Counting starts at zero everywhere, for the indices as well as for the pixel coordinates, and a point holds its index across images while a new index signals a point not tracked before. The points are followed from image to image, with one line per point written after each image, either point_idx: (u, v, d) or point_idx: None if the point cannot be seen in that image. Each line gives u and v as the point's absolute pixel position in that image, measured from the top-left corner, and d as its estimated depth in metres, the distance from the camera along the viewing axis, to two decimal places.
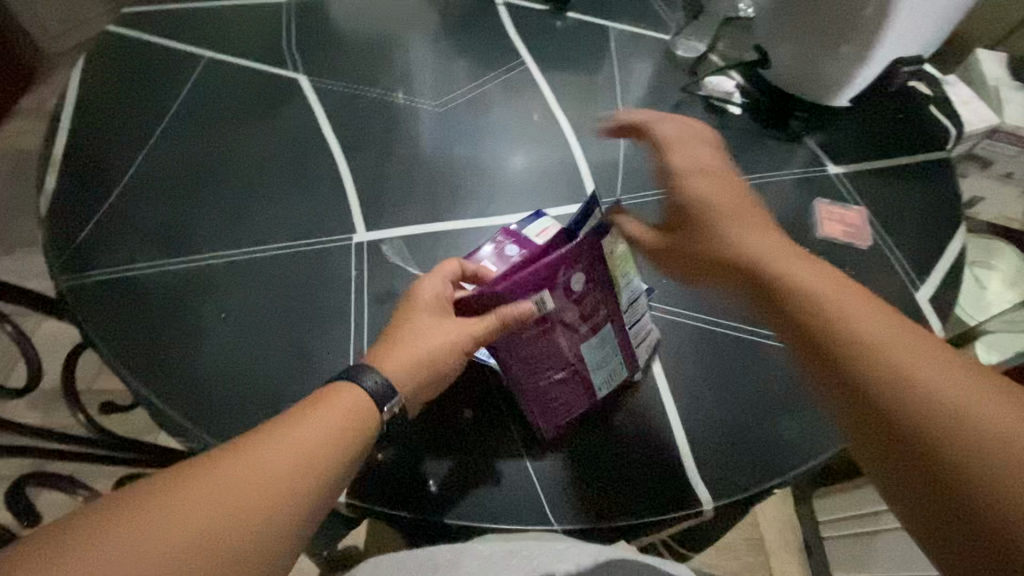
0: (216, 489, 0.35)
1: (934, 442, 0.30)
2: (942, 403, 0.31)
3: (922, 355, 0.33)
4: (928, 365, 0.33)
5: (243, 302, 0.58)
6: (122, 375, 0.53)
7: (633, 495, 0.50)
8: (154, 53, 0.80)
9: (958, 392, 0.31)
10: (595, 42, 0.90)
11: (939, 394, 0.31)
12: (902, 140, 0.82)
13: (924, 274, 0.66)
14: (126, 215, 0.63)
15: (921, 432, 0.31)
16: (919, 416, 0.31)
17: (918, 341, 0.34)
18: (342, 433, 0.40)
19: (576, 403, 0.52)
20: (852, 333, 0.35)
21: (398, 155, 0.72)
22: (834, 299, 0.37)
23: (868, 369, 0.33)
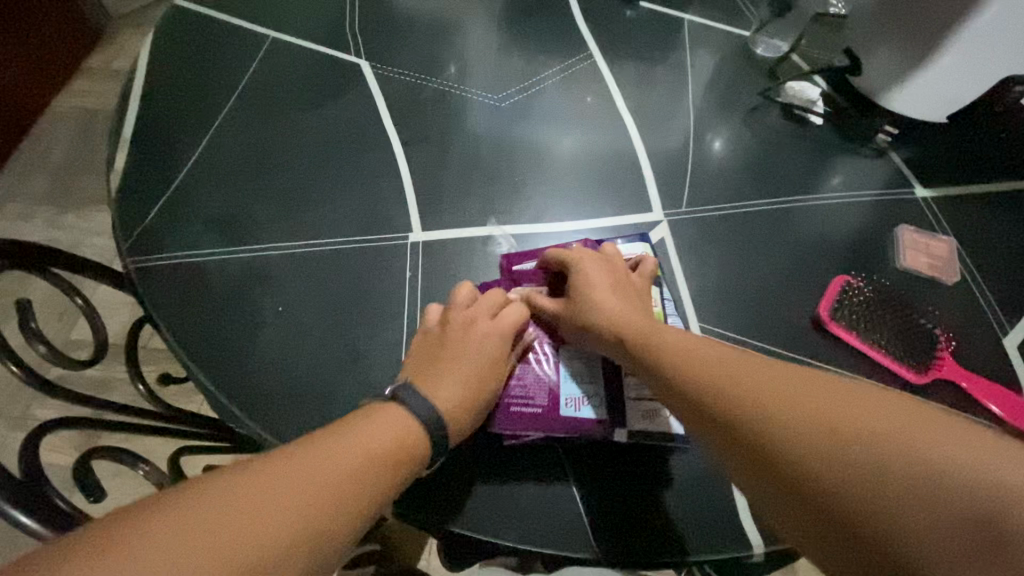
0: (255, 505, 0.33)
1: (811, 461, 0.34)
2: (857, 459, 0.32)
3: (825, 413, 0.35)
4: (835, 417, 0.34)
5: (299, 296, 0.58)
6: (182, 361, 0.55)
7: (675, 533, 0.49)
8: (221, 31, 0.80)
9: (862, 435, 0.33)
10: (667, 33, 0.85)
11: (852, 445, 0.33)
12: (998, 163, 0.75)
13: (1013, 319, 0.62)
14: (192, 199, 0.64)
15: (796, 461, 0.34)
16: (841, 476, 0.32)
17: (799, 383, 0.38)
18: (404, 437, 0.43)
19: (534, 397, 0.52)
20: (763, 414, 0.37)
21: (458, 149, 0.71)
22: (740, 377, 0.40)
23: (793, 452, 0.34)
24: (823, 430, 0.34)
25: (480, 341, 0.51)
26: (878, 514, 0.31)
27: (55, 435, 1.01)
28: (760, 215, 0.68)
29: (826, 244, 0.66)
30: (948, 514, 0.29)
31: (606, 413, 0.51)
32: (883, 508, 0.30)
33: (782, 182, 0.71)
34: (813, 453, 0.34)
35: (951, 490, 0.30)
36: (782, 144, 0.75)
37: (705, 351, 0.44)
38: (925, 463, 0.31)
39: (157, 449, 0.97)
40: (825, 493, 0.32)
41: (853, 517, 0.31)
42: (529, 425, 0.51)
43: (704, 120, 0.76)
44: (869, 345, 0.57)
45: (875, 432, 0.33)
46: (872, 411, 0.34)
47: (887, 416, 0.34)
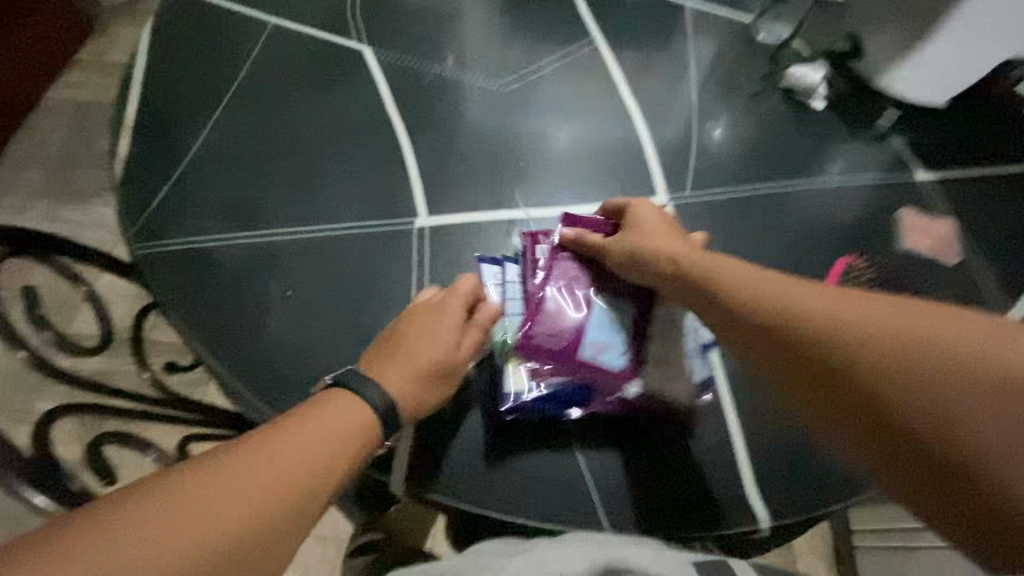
0: (199, 498, 0.36)
1: (868, 382, 0.38)
2: (954, 400, 0.36)
3: (874, 332, 0.39)
4: (937, 363, 0.37)
5: (306, 281, 0.59)
6: (191, 346, 0.55)
7: (677, 510, 0.50)
8: (220, 17, 0.79)
9: (960, 380, 0.36)
10: (669, 19, 0.85)
11: (947, 393, 0.36)
12: (998, 145, 0.76)
13: (1011, 298, 0.63)
14: (197, 185, 0.64)
15: (856, 385, 0.39)
16: (940, 426, 0.36)
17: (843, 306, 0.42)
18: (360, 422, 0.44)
19: (559, 333, 0.53)
20: (826, 347, 0.41)
21: (462, 134, 0.71)
22: (825, 322, 0.41)
23: (852, 375, 0.39)
24: (920, 381, 0.37)
25: (432, 327, 0.51)
26: (986, 460, 0.34)
27: (60, 425, 1.01)
28: (764, 199, 0.68)
29: (828, 226, 0.67)
30: (992, 406, 0.35)
31: (627, 364, 0.53)
32: (941, 411, 0.36)
33: (785, 166, 0.72)
34: (869, 375, 0.38)
35: (991, 385, 0.35)
36: (784, 128, 0.75)
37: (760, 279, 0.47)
38: (1016, 401, 0.35)
39: (161, 439, 0.98)
40: (930, 446, 0.36)
41: (915, 427, 0.36)
42: (552, 356, 0.53)
43: (706, 105, 0.77)
44: None
45: (971, 369, 0.36)
46: (963, 342, 0.37)
47: (972, 347, 0.37)
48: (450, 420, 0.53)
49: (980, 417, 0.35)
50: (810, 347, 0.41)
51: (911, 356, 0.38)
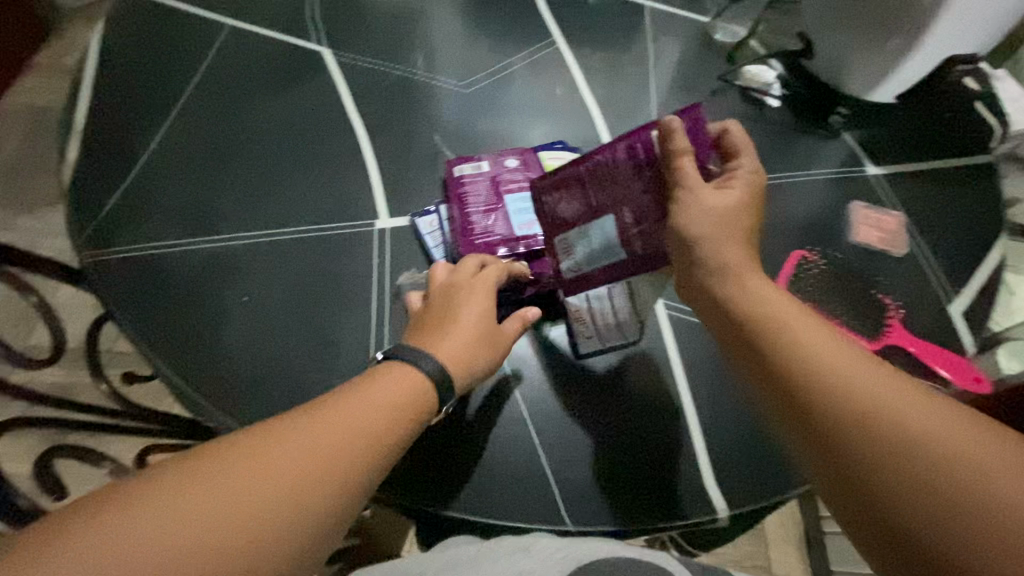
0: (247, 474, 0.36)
1: (874, 460, 0.34)
2: (918, 466, 0.33)
3: (899, 414, 0.35)
4: (917, 427, 0.34)
5: (264, 285, 0.58)
6: (147, 354, 0.54)
7: (636, 498, 0.51)
8: (175, 19, 0.78)
9: (921, 455, 0.34)
10: (629, 19, 0.86)
11: (915, 457, 0.33)
12: (944, 140, 0.79)
13: (958, 286, 0.65)
14: (150, 191, 0.63)
15: (860, 458, 0.35)
16: (898, 482, 0.33)
17: (874, 376, 0.37)
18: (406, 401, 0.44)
19: (553, 215, 0.54)
20: (844, 408, 0.36)
21: (423, 135, 0.71)
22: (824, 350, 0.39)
23: (862, 451, 0.35)
24: (895, 435, 0.34)
25: (473, 297, 0.51)
26: (930, 527, 0.32)
27: (16, 441, 0.98)
28: None
29: (784, 220, 0.68)
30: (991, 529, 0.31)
31: (569, 279, 0.55)
32: (935, 517, 0.32)
33: None
34: (876, 455, 0.34)
35: (1001, 510, 0.31)
36: (743, 126, 0.77)
37: (794, 320, 0.41)
38: (975, 486, 0.32)
39: (124, 451, 0.95)
40: (877, 492, 0.34)
41: (895, 519, 0.33)
42: (546, 222, 0.55)
43: (667, 104, 0.78)
44: (825, 316, 0.60)
45: (944, 445, 0.33)
46: (948, 420, 0.35)
47: (958, 431, 0.34)
48: None
49: (974, 535, 0.31)
50: (797, 385, 0.38)
51: (925, 460, 0.33)
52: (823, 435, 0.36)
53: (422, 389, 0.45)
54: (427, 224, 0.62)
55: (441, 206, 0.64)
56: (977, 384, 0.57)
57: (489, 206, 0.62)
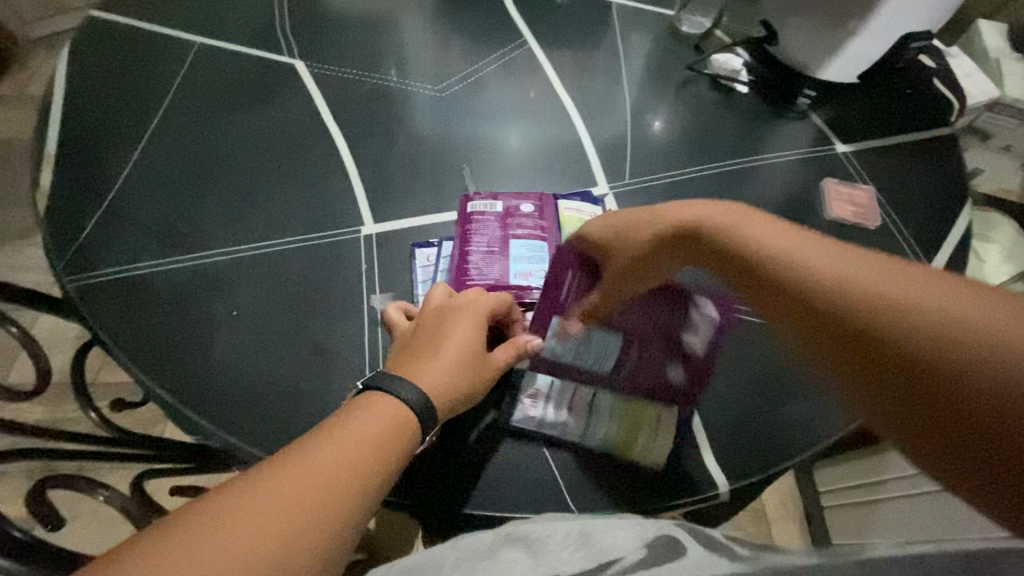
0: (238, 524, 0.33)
1: (855, 316, 0.33)
2: (877, 301, 0.33)
3: (867, 272, 0.35)
4: (904, 288, 0.32)
5: (253, 299, 0.57)
6: (135, 377, 0.53)
7: (659, 483, 0.52)
8: (143, 40, 0.77)
9: (891, 297, 0.32)
10: (597, 16, 0.88)
11: (923, 322, 0.30)
12: (906, 116, 0.82)
13: (930, 254, 0.68)
14: (129, 212, 0.62)
15: (837, 314, 0.34)
16: (920, 342, 0.30)
17: (839, 251, 0.37)
18: (394, 430, 0.42)
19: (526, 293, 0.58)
20: (816, 274, 0.36)
21: (403, 140, 0.71)
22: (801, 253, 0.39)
23: (840, 305, 0.34)
24: (868, 297, 0.33)
25: (451, 331, 0.50)
26: (967, 376, 0.28)
27: (2, 481, 0.95)
28: (699, 182, 0.71)
29: (761, 202, 0.70)
30: (974, 343, 0.29)
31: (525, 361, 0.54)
32: (918, 347, 0.30)
33: (716, 148, 0.75)
34: (853, 309, 0.34)
35: (972, 322, 0.29)
36: (714, 114, 0.79)
37: (747, 223, 0.43)
38: (948, 313, 0.30)
39: (118, 483, 0.93)
40: (874, 345, 0.32)
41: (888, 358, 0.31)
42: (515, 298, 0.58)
43: (640, 97, 0.80)
44: None
45: (942, 311, 0.30)
46: (958, 289, 0.31)
47: (964, 296, 0.31)
48: None
49: (961, 357, 0.29)
50: (766, 272, 0.40)
51: (891, 301, 0.32)
52: (795, 305, 0.37)
53: (409, 418, 0.44)
54: (425, 257, 0.61)
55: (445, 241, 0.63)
56: None
57: (493, 246, 0.60)
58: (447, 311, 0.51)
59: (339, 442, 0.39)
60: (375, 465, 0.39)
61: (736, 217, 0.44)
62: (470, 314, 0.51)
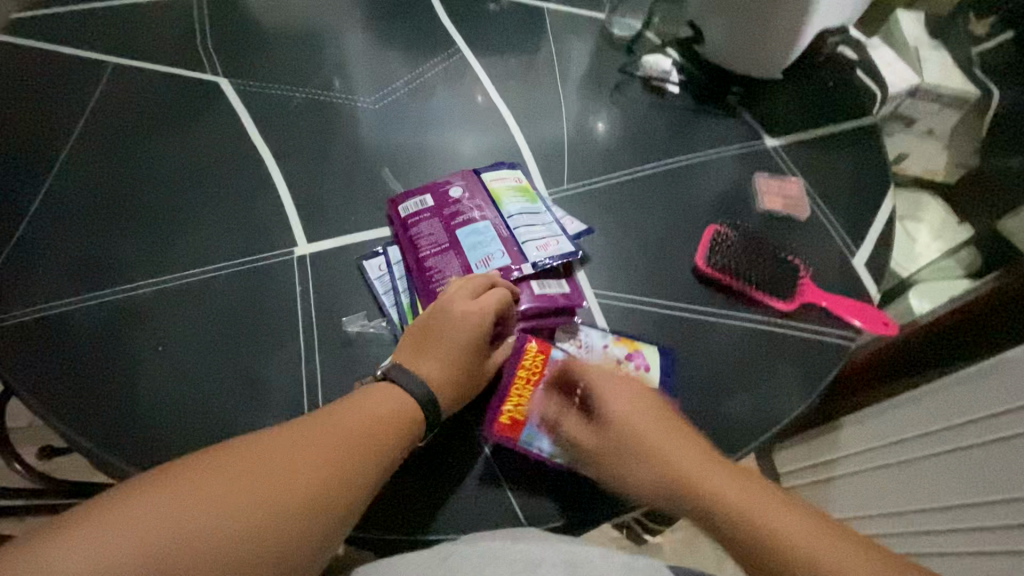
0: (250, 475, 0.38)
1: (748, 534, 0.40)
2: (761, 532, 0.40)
3: (746, 497, 0.42)
4: (805, 537, 0.39)
5: (180, 332, 0.55)
6: (53, 425, 0.50)
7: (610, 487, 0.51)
8: (52, 63, 0.73)
9: (766, 529, 0.40)
10: (531, 22, 0.88)
11: (798, 552, 0.38)
12: (829, 108, 0.85)
13: (858, 240, 0.71)
14: (40, 248, 0.58)
15: (738, 525, 0.41)
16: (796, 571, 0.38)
17: (725, 471, 0.44)
18: (398, 419, 0.47)
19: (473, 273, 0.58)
20: (716, 494, 0.43)
21: (336, 155, 0.69)
22: (704, 476, 0.44)
23: (737, 522, 0.41)
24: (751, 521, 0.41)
25: (459, 328, 0.51)
26: None
27: None
28: (638, 183, 0.72)
29: (698, 199, 0.72)
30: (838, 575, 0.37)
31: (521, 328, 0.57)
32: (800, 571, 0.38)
33: (652, 148, 0.76)
34: (744, 527, 0.41)
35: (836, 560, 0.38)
36: (649, 115, 0.80)
37: (648, 419, 0.48)
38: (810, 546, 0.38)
39: None
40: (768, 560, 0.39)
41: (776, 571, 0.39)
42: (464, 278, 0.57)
43: (577, 100, 0.80)
44: (743, 285, 0.63)
45: (810, 544, 0.38)
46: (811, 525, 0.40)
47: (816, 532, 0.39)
48: None
49: None
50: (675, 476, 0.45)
51: (772, 532, 0.40)
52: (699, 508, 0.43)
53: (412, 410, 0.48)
54: (376, 266, 0.60)
55: (390, 247, 0.61)
56: (884, 329, 0.62)
57: (441, 243, 0.59)
58: (458, 308, 0.51)
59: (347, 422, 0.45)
60: (375, 446, 0.44)
61: (636, 410, 0.49)
62: (477, 312, 0.51)
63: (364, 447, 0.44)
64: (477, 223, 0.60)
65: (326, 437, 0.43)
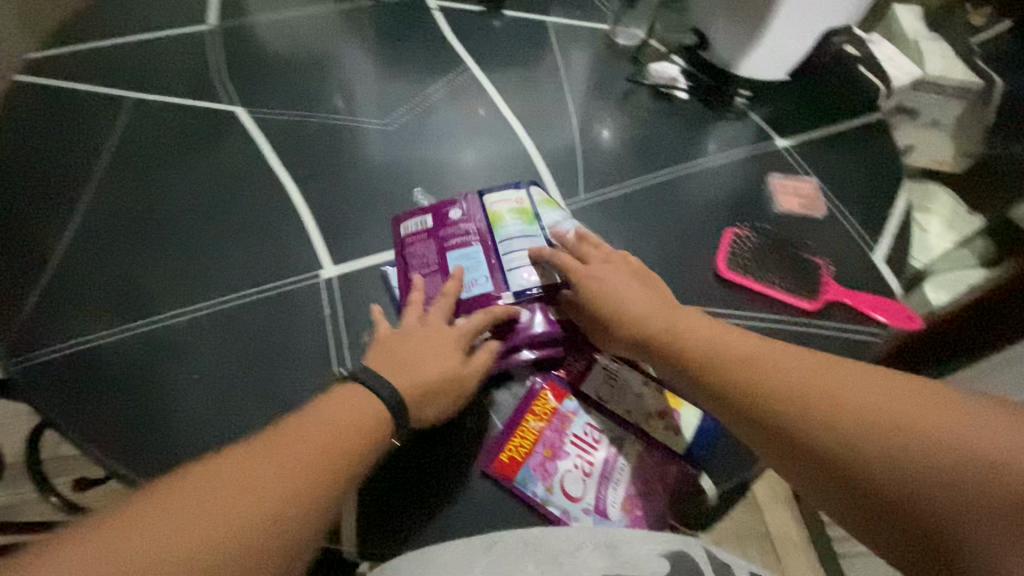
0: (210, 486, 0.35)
1: (828, 442, 0.38)
2: (843, 433, 0.38)
3: (818, 398, 0.40)
4: (884, 426, 0.37)
5: (213, 360, 0.55)
6: (93, 456, 0.50)
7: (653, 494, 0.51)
8: (73, 101, 0.75)
9: (847, 429, 0.38)
10: (535, 36, 0.90)
11: (881, 449, 0.36)
12: (837, 106, 0.86)
13: (876, 236, 0.71)
14: (73, 283, 0.59)
15: (813, 437, 0.39)
16: (878, 469, 0.36)
17: (799, 374, 0.42)
18: (367, 425, 0.43)
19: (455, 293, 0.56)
20: (788, 408, 0.41)
21: (355, 177, 0.70)
22: (778, 383, 0.43)
23: (816, 433, 0.39)
24: (829, 422, 0.39)
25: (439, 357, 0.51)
26: (925, 499, 0.34)
27: None
28: (652, 190, 0.73)
29: (713, 203, 0.72)
30: (924, 462, 0.34)
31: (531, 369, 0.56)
32: (886, 475, 0.36)
33: (664, 155, 0.77)
34: (819, 432, 0.39)
35: (925, 447, 0.35)
36: (658, 122, 0.81)
37: (716, 350, 0.47)
38: (894, 437, 0.36)
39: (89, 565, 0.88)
40: (856, 469, 0.37)
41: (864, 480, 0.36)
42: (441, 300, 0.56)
43: (586, 110, 0.81)
44: (765, 286, 0.64)
45: (903, 436, 0.36)
46: (895, 410, 0.37)
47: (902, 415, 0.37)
48: (379, 469, 0.51)
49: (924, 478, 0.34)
50: (746, 391, 0.44)
51: (853, 435, 0.37)
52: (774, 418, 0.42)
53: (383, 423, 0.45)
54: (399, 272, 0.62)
55: None
56: (909, 323, 0.62)
57: (430, 266, 0.58)
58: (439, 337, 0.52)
59: (313, 425, 0.42)
60: (347, 444, 0.41)
61: (694, 336, 0.49)
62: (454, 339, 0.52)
63: (341, 446, 0.41)
64: (467, 247, 0.58)
65: (286, 444, 0.39)
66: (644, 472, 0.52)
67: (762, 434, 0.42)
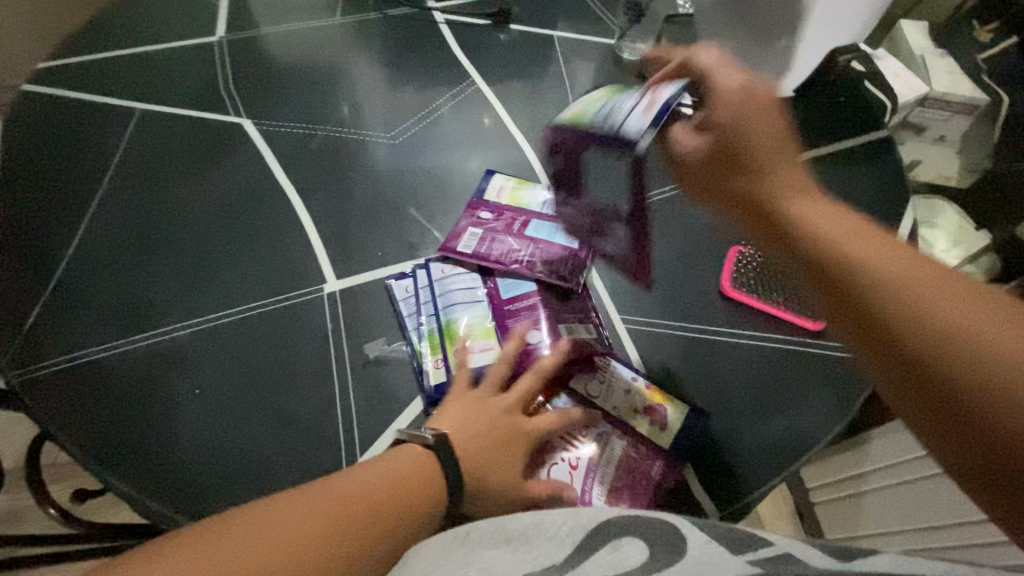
0: (268, 520, 0.38)
1: (895, 317, 0.34)
2: (921, 313, 0.33)
3: (908, 276, 0.34)
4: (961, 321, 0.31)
5: (214, 374, 0.55)
6: (92, 471, 0.50)
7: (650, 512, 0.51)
8: (81, 111, 0.75)
9: (931, 312, 0.33)
10: (541, 50, 0.90)
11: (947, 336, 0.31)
12: (842, 122, 0.85)
13: None
14: (78, 295, 0.60)
15: (880, 309, 0.34)
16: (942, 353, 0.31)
17: (888, 253, 0.36)
18: (420, 479, 0.46)
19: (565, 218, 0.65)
20: (866, 275, 0.36)
21: (360, 190, 0.71)
22: (862, 251, 0.37)
23: (891, 311, 0.34)
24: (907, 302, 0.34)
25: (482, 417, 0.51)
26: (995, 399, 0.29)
27: None
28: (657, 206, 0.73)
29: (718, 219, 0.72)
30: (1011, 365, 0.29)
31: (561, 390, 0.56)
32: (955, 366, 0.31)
33: None
34: (892, 309, 0.34)
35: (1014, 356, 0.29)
36: None
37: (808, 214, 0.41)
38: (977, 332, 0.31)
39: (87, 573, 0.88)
40: (915, 352, 0.32)
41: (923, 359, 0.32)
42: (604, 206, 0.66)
43: None
44: (769, 304, 0.64)
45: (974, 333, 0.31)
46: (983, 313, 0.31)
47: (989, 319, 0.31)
48: None
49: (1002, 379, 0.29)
50: (822, 255, 0.38)
51: (929, 315, 0.32)
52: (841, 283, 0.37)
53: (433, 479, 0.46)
54: (404, 288, 0.62)
55: (418, 270, 0.63)
56: None
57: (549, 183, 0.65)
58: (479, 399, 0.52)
59: (369, 475, 0.45)
60: (398, 500, 0.44)
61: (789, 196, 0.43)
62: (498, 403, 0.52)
63: (392, 498, 0.44)
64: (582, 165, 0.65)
65: (345, 488, 0.43)
66: (631, 469, 0.52)
67: (827, 299, 0.38)
